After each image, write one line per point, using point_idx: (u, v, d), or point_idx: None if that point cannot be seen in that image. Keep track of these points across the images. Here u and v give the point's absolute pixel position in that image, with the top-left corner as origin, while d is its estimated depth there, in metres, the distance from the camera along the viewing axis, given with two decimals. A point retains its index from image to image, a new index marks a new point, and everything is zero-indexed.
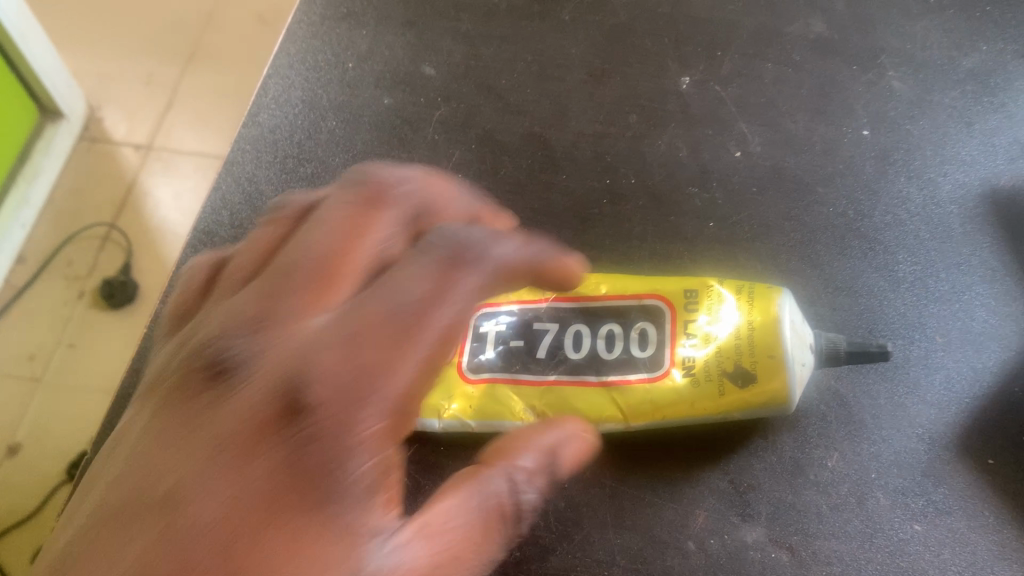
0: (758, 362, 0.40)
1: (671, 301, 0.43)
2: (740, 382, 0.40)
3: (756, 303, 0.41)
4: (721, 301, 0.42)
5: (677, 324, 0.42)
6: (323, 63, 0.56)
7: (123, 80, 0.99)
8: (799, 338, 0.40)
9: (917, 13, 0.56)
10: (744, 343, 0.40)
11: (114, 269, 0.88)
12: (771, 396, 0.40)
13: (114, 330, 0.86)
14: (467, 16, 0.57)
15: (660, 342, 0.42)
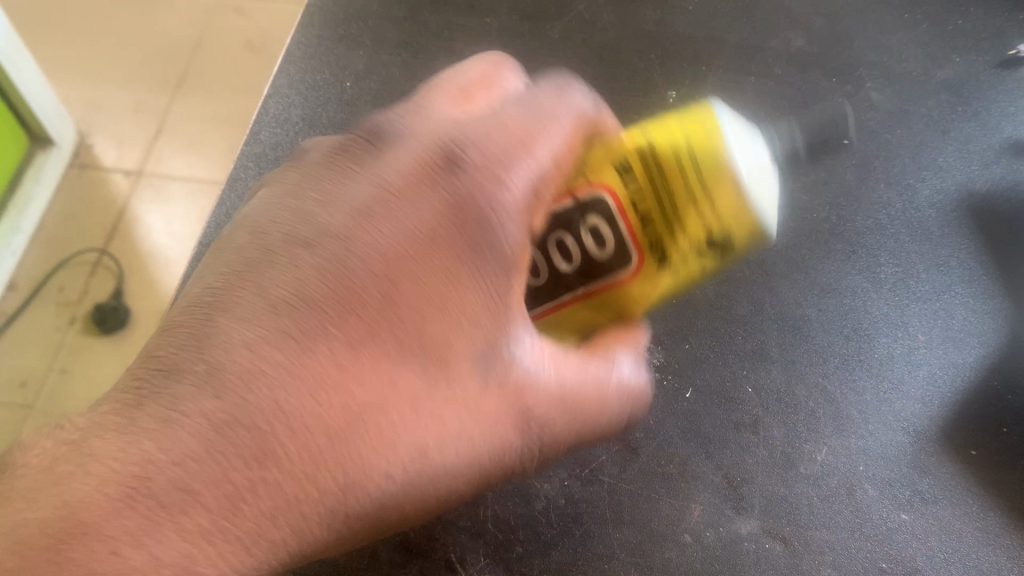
0: (741, 228, 0.35)
1: (626, 198, 0.35)
2: (718, 241, 0.36)
3: (717, 177, 0.34)
4: (682, 128, 0.35)
5: (632, 222, 0.35)
6: (322, 82, 0.58)
7: (112, 108, 1.03)
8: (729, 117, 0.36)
9: (893, 27, 0.59)
10: (709, 194, 0.34)
11: (105, 293, 0.91)
12: (758, 206, 0.35)
13: (104, 359, 0.88)
14: (461, 37, 0.60)
15: (631, 253, 0.35)
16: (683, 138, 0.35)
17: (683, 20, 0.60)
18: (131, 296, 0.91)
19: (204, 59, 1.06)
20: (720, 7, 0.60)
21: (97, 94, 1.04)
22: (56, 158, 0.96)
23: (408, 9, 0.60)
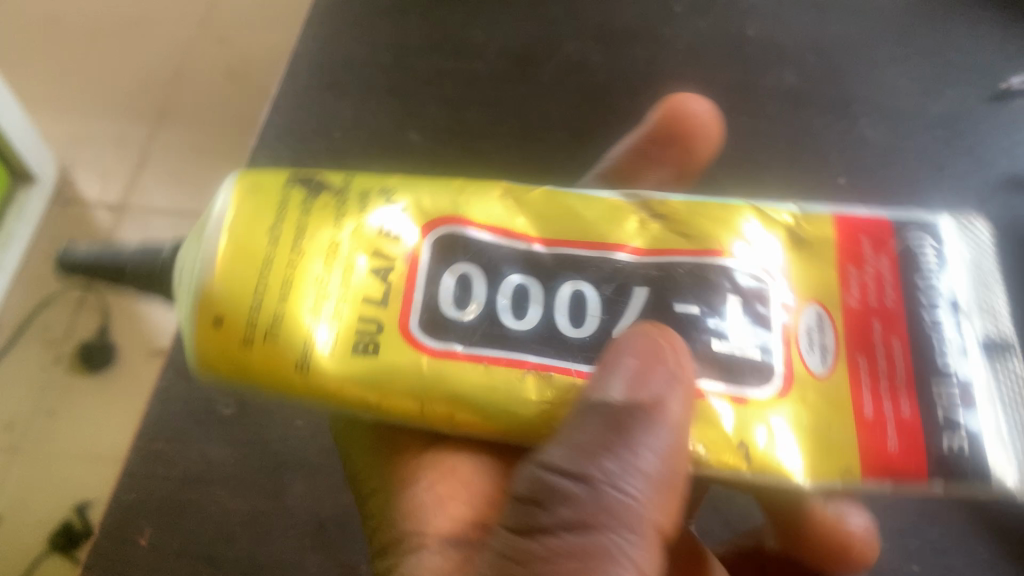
0: (414, 223, 0.32)
1: (342, 327, 0.30)
2: (383, 199, 0.33)
3: (318, 215, 0.32)
4: (278, 223, 0.31)
5: (386, 326, 0.31)
6: (310, 133, 0.57)
7: (93, 138, 0.89)
8: (204, 225, 0.32)
9: (882, 61, 0.58)
10: (333, 211, 0.32)
11: (92, 331, 0.80)
12: (308, 174, 0.33)
13: (92, 399, 0.77)
14: (449, 80, 0.59)
15: (442, 345, 0.31)
16: (297, 228, 0.31)
17: (673, 59, 0.60)
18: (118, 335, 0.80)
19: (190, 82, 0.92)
20: (709, 43, 0.60)
21: (72, 126, 0.89)
22: (38, 192, 0.83)
23: (393, 53, 0.60)
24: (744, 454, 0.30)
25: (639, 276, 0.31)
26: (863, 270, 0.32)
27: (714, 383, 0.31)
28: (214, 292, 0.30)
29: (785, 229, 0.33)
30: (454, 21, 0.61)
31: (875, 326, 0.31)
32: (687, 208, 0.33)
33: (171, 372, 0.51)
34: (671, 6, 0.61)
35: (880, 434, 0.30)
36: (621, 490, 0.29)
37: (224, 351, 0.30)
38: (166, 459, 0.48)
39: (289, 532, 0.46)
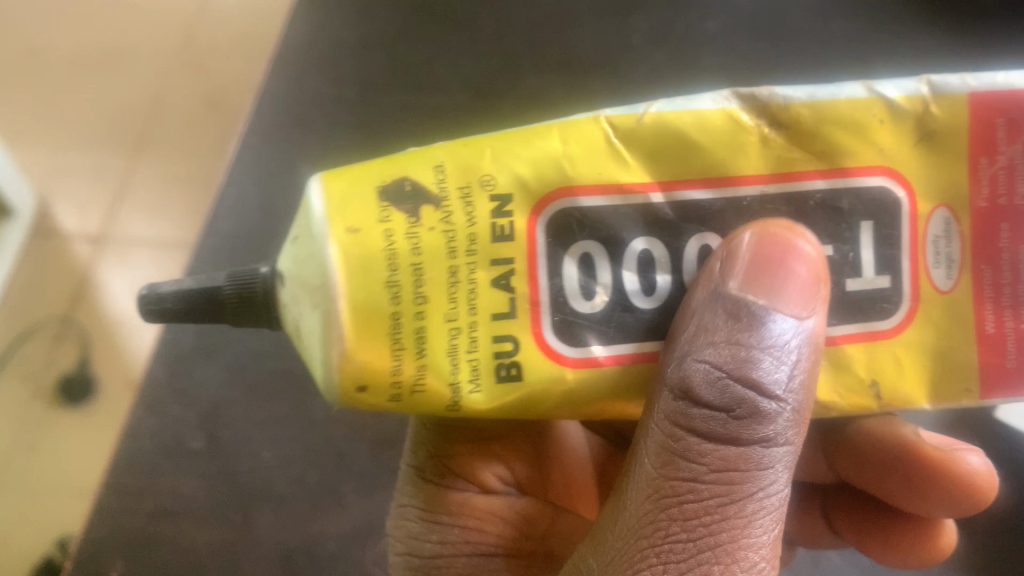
0: (519, 217, 0.27)
1: (480, 360, 0.27)
2: (489, 196, 0.27)
3: (428, 238, 0.26)
4: (393, 272, 0.26)
5: (522, 342, 0.27)
6: (276, 169, 0.60)
7: (72, 169, 0.84)
8: (309, 277, 0.26)
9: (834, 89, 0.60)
10: (441, 227, 0.26)
11: (72, 362, 0.76)
12: (395, 180, 0.27)
13: (74, 435, 0.73)
14: (410, 118, 0.61)
15: (580, 353, 0.28)
16: (412, 267, 0.26)
17: (627, 88, 0.61)
18: (98, 363, 0.76)
19: (169, 106, 0.85)
20: (665, 74, 0.62)
21: (52, 155, 0.84)
22: (16, 227, 0.78)
23: (359, 90, 0.62)
24: (874, 392, 0.29)
25: (771, 216, 0.28)
26: (996, 162, 0.28)
27: (849, 328, 0.29)
28: (354, 364, 0.26)
29: (912, 119, 0.28)
30: (419, 56, 0.63)
31: (1002, 229, 0.29)
32: (812, 110, 0.28)
33: (142, 410, 0.52)
34: (628, 38, 0.63)
35: (998, 353, 0.29)
36: (786, 416, 0.27)
37: (374, 404, 0.27)
38: (136, 493, 0.51)
39: (258, 562, 0.50)
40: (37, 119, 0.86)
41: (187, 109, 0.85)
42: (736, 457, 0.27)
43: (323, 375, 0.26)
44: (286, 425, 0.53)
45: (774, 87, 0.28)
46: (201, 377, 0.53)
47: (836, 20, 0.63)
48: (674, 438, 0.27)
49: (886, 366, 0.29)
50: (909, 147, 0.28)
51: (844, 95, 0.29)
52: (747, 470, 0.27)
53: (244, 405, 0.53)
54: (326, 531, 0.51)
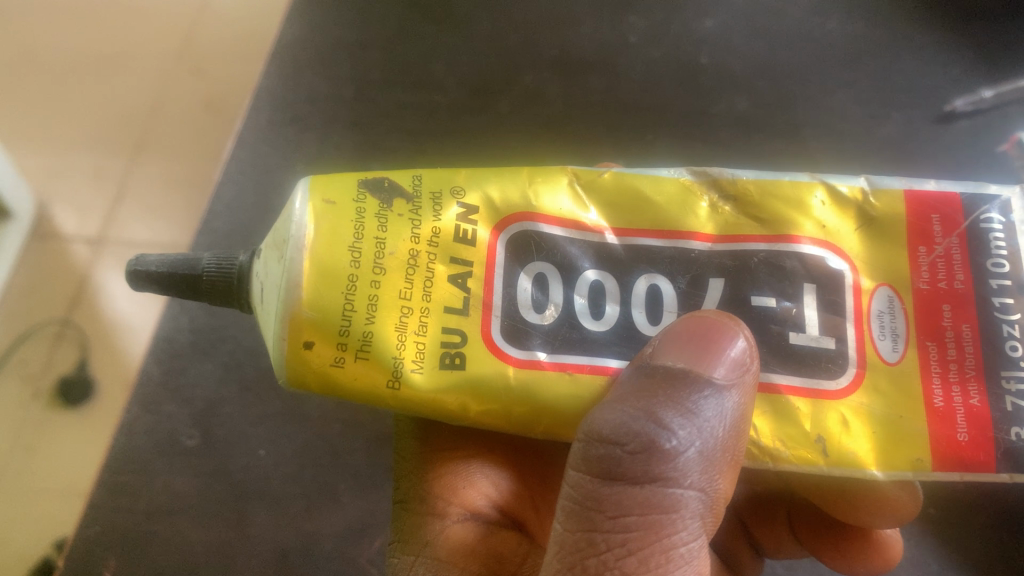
0: (485, 228, 0.30)
1: (427, 344, 0.28)
2: (457, 201, 0.30)
3: (395, 220, 0.29)
4: (357, 239, 0.28)
5: (469, 335, 0.28)
6: (272, 166, 0.60)
7: (66, 173, 0.75)
8: (280, 241, 0.29)
9: (832, 88, 0.60)
10: (409, 216, 0.29)
11: (71, 365, 0.68)
12: (376, 175, 0.29)
13: (73, 440, 0.65)
14: (409, 114, 0.61)
15: (526, 355, 0.29)
16: (376, 239, 0.28)
17: (625, 86, 0.61)
18: (100, 367, 0.68)
19: (169, 106, 0.76)
20: (665, 71, 0.61)
21: (45, 157, 0.75)
22: (17, 228, 0.71)
23: (355, 87, 0.62)
24: (822, 448, 0.29)
25: (714, 267, 0.30)
26: (933, 250, 0.30)
27: (793, 379, 0.29)
28: (304, 315, 0.27)
29: (854, 206, 0.31)
30: (415, 54, 0.63)
31: (945, 310, 0.29)
32: (759, 187, 0.31)
33: (137, 408, 0.53)
34: (626, 36, 0.63)
35: (949, 425, 0.28)
36: (691, 482, 0.27)
37: (315, 370, 0.28)
38: (131, 491, 0.51)
39: (253, 560, 0.50)
40: (23, 112, 0.77)
41: (185, 110, 0.76)
42: (639, 500, 0.27)
43: (277, 323, 0.28)
44: (281, 421, 0.53)
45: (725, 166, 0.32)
46: (196, 374, 0.54)
47: (834, 19, 0.63)
48: (585, 481, 0.28)
49: (833, 425, 0.29)
50: (853, 228, 0.31)
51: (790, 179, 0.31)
52: (654, 514, 0.27)
53: (239, 403, 0.53)
54: (323, 530, 0.51)
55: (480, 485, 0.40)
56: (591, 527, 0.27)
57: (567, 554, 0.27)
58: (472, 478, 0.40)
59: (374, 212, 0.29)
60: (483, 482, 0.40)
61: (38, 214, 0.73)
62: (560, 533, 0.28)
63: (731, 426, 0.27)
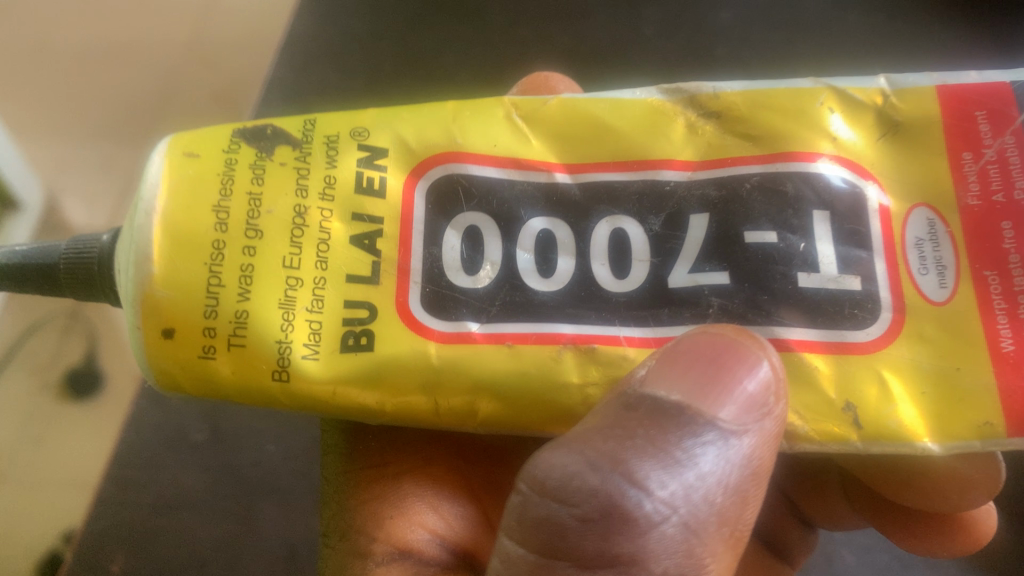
0: (396, 178, 0.30)
1: (323, 325, 0.28)
2: (358, 146, 0.30)
3: (276, 171, 0.29)
4: (225, 199, 0.28)
5: (378, 309, 0.28)
6: None
7: (75, 164, 0.74)
8: (133, 210, 0.29)
9: (852, 76, 0.59)
10: (295, 166, 0.29)
11: (79, 359, 0.67)
12: (257, 125, 0.30)
13: (81, 432, 0.64)
14: (420, 102, 0.60)
15: (454, 327, 0.29)
16: (250, 197, 0.28)
17: (638, 78, 0.60)
18: (107, 360, 0.67)
19: (179, 97, 0.75)
20: (680, 63, 0.61)
21: (54, 148, 0.74)
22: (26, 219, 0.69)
23: (365, 79, 0.61)
24: (852, 419, 0.27)
25: (695, 201, 0.29)
26: (982, 155, 0.28)
27: (809, 334, 0.28)
28: (158, 295, 0.27)
29: (872, 111, 0.30)
30: (426, 44, 0.62)
31: (1004, 228, 0.28)
32: (746, 99, 0.30)
33: (146, 401, 0.53)
34: (639, 28, 0.62)
35: (1023, 374, 0.27)
36: (667, 559, 0.25)
37: (183, 365, 0.28)
38: (140, 485, 0.51)
39: (263, 556, 0.50)
40: (30, 104, 0.75)
41: (194, 103, 0.75)
42: None
43: (134, 310, 0.28)
44: (290, 415, 0.52)
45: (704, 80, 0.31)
46: None
47: (851, 14, 0.62)
48: (534, 553, 0.26)
49: (869, 391, 0.27)
50: (872, 140, 0.29)
51: (788, 87, 0.30)
52: None
53: None
54: None
55: (422, 518, 0.38)
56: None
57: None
58: (409, 511, 0.39)
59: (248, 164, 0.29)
60: (425, 516, 0.39)
61: (48, 208, 0.72)
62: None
63: (729, 483, 0.26)
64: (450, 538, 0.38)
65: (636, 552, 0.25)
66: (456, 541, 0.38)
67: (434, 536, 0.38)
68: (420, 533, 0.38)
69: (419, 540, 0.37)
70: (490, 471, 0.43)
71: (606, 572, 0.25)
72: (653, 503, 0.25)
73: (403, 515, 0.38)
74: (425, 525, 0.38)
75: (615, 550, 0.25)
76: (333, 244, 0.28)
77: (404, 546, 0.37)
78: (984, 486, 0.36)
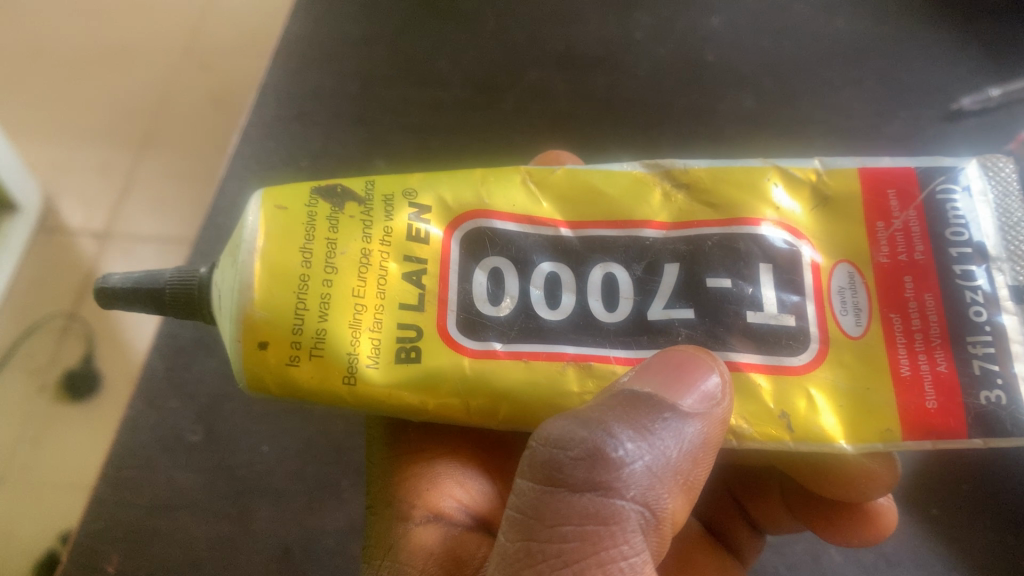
0: (439, 227, 0.30)
1: (382, 341, 0.28)
2: (410, 202, 0.30)
3: (347, 222, 0.29)
4: (308, 240, 0.28)
5: (424, 330, 0.29)
6: (277, 161, 0.60)
7: (74, 168, 0.74)
8: (234, 245, 0.29)
9: (838, 85, 0.60)
10: (362, 218, 0.30)
11: (77, 359, 0.67)
12: (328, 181, 0.30)
13: (79, 430, 0.64)
14: (412, 110, 0.61)
15: (481, 346, 0.29)
16: (328, 241, 0.29)
17: (629, 83, 0.61)
18: (104, 360, 0.67)
19: (176, 101, 0.76)
20: (670, 67, 0.61)
21: (53, 151, 0.74)
22: (23, 222, 0.69)
23: (360, 83, 0.62)
24: (786, 423, 0.28)
25: (667, 252, 0.30)
26: (891, 225, 0.30)
27: (754, 357, 0.29)
28: (257, 317, 0.28)
29: (808, 187, 0.31)
30: (420, 49, 0.63)
31: (906, 282, 0.29)
32: (711, 174, 0.31)
33: (142, 403, 0.54)
34: (631, 33, 0.63)
35: (917, 394, 0.28)
36: (635, 496, 0.27)
37: (271, 369, 0.28)
38: (134, 485, 0.52)
39: (255, 555, 0.50)
40: (30, 109, 0.75)
41: (191, 107, 0.75)
42: (584, 514, 0.27)
43: (232, 326, 0.28)
44: (283, 417, 0.53)
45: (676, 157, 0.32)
46: (200, 370, 0.54)
47: (840, 18, 0.62)
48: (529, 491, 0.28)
49: (799, 403, 0.29)
50: (808, 210, 0.31)
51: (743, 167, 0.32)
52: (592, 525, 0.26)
53: (242, 400, 0.54)
54: (326, 528, 0.51)
55: (454, 488, 0.39)
56: (531, 537, 0.27)
57: (508, 566, 0.27)
58: (441, 480, 0.39)
59: (329, 213, 0.29)
60: (451, 486, 0.39)
61: (46, 210, 0.72)
62: (503, 544, 0.28)
63: (690, 451, 0.27)
64: (480, 510, 0.39)
65: (614, 491, 0.27)
66: (483, 512, 0.39)
67: (464, 507, 0.39)
68: (451, 502, 0.39)
69: (449, 508, 0.38)
70: (507, 451, 0.44)
71: (587, 510, 0.27)
72: (625, 445, 0.27)
73: (436, 483, 0.39)
74: (456, 495, 0.39)
75: (597, 488, 0.27)
76: (393, 279, 0.29)
77: (437, 512, 0.38)
78: (886, 474, 0.37)
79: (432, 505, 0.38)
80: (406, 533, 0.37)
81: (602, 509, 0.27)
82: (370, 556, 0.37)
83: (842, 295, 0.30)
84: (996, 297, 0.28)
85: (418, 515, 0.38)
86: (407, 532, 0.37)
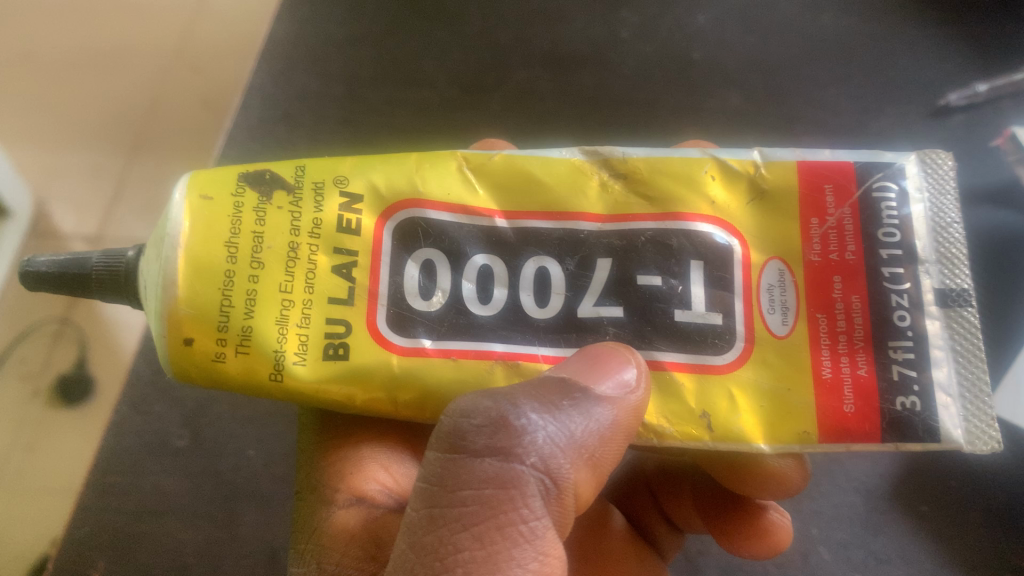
0: (369, 218, 0.30)
1: (310, 337, 0.29)
2: (340, 191, 0.30)
3: (273, 214, 0.29)
4: (234, 234, 0.28)
5: (354, 326, 0.29)
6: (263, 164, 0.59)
7: (65, 173, 0.72)
8: (159, 235, 0.29)
9: (825, 82, 0.60)
10: (289, 208, 0.29)
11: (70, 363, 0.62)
12: (257, 167, 0.30)
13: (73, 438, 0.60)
14: (400, 111, 0.61)
15: (410, 342, 0.29)
16: (254, 233, 0.28)
17: (616, 81, 0.61)
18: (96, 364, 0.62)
19: (167, 102, 0.74)
20: (658, 66, 0.61)
21: (43, 155, 0.72)
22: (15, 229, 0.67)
23: (346, 85, 0.62)
24: (707, 423, 0.29)
25: (602, 247, 0.30)
26: (826, 221, 0.29)
27: (678, 357, 0.29)
28: (182, 312, 0.28)
29: (746, 180, 0.30)
30: (405, 51, 0.63)
31: (835, 281, 0.29)
32: (648, 164, 0.31)
33: (126, 408, 0.54)
34: (618, 32, 0.62)
35: (836, 397, 0.28)
36: (535, 462, 0.27)
37: (196, 364, 0.28)
38: (120, 491, 0.52)
39: (243, 560, 0.51)
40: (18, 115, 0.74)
41: (182, 105, 0.74)
42: (484, 480, 0.26)
43: (157, 320, 0.28)
44: (269, 420, 0.53)
45: (617, 144, 0.31)
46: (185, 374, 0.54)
47: (827, 13, 0.62)
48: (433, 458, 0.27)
49: (720, 401, 0.29)
50: (741, 201, 0.30)
51: (681, 156, 0.31)
52: (493, 490, 0.26)
53: (229, 404, 0.54)
54: None
55: (376, 470, 0.39)
56: (432, 503, 0.27)
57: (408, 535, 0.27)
58: (365, 462, 0.39)
59: (253, 203, 0.29)
60: (375, 470, 0.39)
61: (37, 215, 0.70)
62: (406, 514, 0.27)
63: (598, 427, 0.28)
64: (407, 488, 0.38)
65: (516, 458, 0.27)
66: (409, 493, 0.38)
67: (387, 489, 0.38)
68: (374, 485, 0.38)
69: (372, 491, 0.38)
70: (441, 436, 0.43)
71: (492, 475, 0.26)
72: (530, 417, 0.27)
73: (357, 467, 0.38)
74: (381, 477, 0.38)
75: (498, 455, 0.27)
76: (318, 272, 0.29)
77: (359, 497, 0.37)
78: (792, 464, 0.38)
79: (354, 490, 0.37)
80: (325, 523, 0.36)
81: (503, 476, 0.26)
82: (295, 543, 0.37)
83: (771, 290, 0.29)
84: (919, 299, 0.28)
85: (336, 502, 0.37)
86: (326, 522, 0.36)
